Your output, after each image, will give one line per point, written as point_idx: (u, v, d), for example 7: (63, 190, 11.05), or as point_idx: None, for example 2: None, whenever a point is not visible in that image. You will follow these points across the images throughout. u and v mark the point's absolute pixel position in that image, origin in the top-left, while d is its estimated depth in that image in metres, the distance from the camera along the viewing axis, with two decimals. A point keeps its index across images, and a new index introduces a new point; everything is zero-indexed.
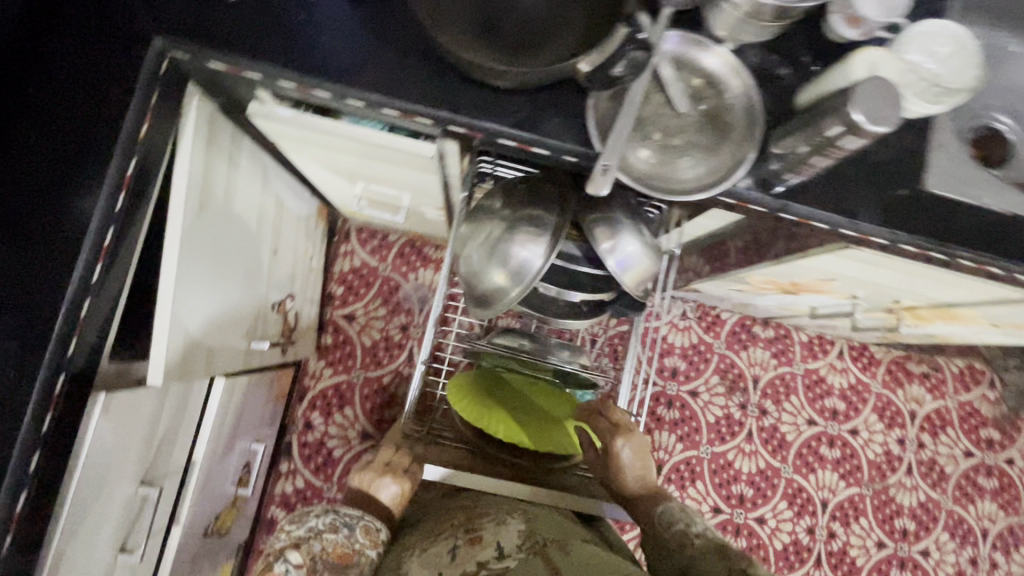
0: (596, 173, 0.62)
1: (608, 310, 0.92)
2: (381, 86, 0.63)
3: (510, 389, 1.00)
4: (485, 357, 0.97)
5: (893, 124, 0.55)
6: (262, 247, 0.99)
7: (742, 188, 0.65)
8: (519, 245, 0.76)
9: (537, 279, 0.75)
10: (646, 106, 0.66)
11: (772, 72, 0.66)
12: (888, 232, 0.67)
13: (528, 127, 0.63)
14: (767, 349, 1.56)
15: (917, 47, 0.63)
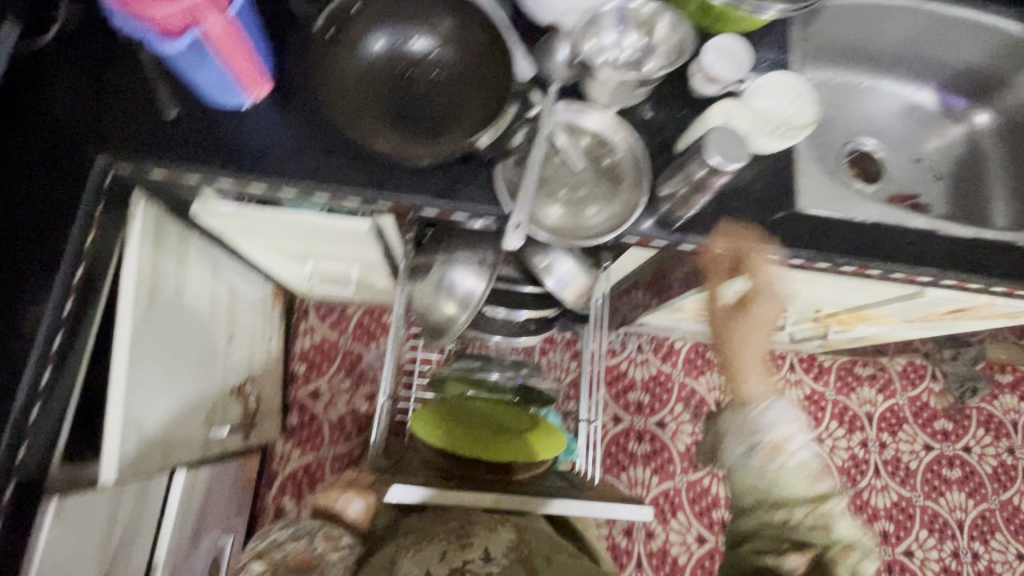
0: (510, 229, 0.70)
1: (554, 327, 1.05)
2: (311, 176, 0.70)
3: (467, 414, 1.01)
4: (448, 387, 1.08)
5: (744, 160, 0.65)
6: (216, 334, 1.02)
7: (641, 227, 0.75)
8: (460, 276, 0.84)
9: (481, 303, 0.82)
10: (548, 167, 0.75)
11: (651, 128, 0.77)
12: (775, 250, 0.76)
13: (447, 196, 0.71)
14: (723, 371, 1.62)
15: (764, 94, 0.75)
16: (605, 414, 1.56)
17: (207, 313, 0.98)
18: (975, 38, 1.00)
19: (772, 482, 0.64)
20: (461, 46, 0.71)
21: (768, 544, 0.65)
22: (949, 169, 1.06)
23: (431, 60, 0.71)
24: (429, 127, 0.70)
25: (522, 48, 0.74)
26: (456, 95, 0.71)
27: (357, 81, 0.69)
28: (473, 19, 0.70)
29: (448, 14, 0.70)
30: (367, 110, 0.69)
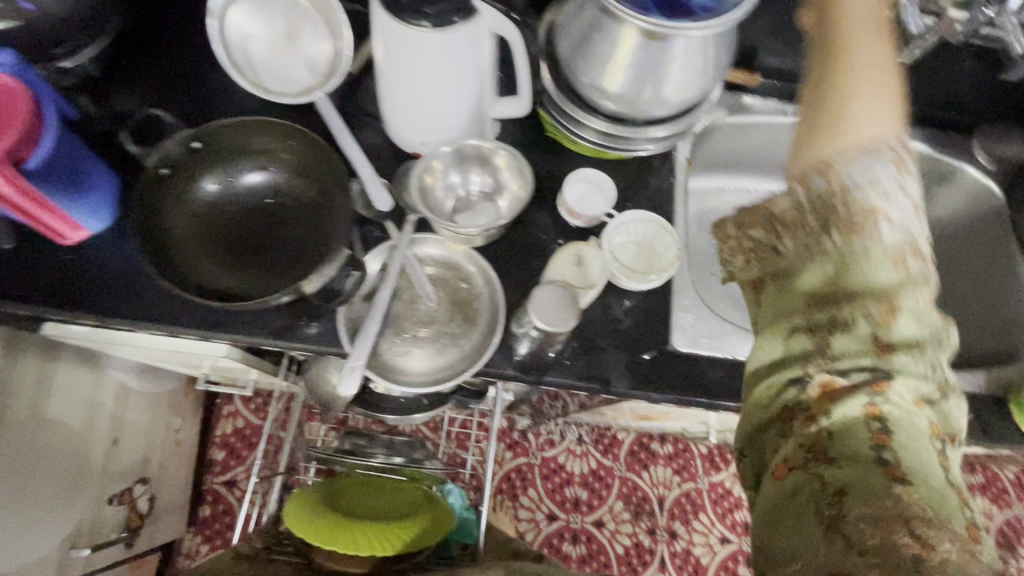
0: (344, 373, 0.65)
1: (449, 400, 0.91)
2: (142, 314, 0.67)
3: (338, 502, 0.90)
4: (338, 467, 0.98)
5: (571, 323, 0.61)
6: (95, 441, 0.98)
7: (498, 367, 0.70)
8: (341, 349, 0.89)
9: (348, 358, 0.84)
10: (400, 303, 0.72)
11: (517, 259, 0.74)
12: (643, 392, 0.71)
13: (287, 335, 0.69)
14: (668, 466, 1.53)
15: (625, 231, 0.76)
16: (539, 511, 1.48)
17: (81, 422, 0.95)
18: None
19: (847, 283, 0.47)
20: (309, 182, 0.71)
21: (791, 304, 0.50)
22: None
23: (277, 193, 0.70)
24: (267, 270, 0.68)
25: (379, 181, 0.73)
26: (302, 231, 0.70)
27: (195, 216, 0.67)
28: (322, 155, 0.69)
29: (297, 149, 0.70)
30: (203, 246, 0.66)
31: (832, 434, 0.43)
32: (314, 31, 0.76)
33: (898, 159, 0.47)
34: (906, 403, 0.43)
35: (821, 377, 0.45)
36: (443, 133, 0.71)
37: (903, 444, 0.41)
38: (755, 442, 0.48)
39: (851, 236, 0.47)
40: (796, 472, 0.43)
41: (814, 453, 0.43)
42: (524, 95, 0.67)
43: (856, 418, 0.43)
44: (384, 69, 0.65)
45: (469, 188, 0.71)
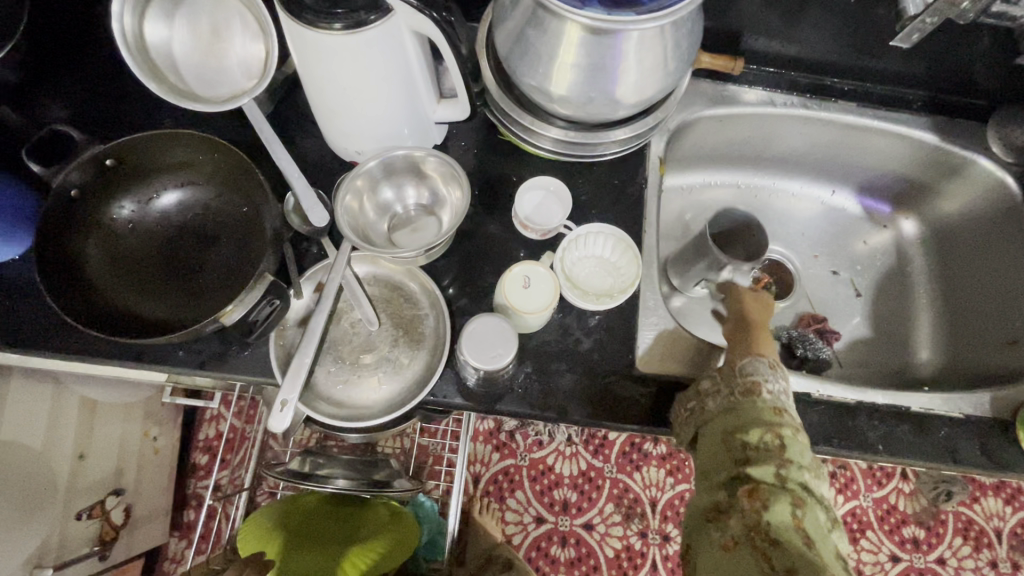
0: (274, 410, 0.59)
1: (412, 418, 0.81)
2: (60, 344, 0.62)
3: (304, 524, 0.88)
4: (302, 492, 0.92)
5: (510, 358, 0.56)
6: (57, 456, 0.96)
7: (444, 396, 0.65)
8: None
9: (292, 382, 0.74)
10: (339, 327, 0.66)
11: (469, 276, 0.69)
12: (603, 421, 0.65)
13: (217, 364, 0.64)
14: (661, 467, 1.48)
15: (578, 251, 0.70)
16: (527, 513, 1.44)
17: (39, 441, 0.93)
18: (888, 144, 0.84)
19: (736, 408, 0.55)
20: (238, 199, 0.65)
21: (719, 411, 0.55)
22: (870, 285, 0.93)
23: (202, 213, 0.66)
24: (191, 295, 0.63)
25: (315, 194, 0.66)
26: (231, 252, 0.65)
27: (110, 241, 0.62)
28: (245, 170, 0.64)
29: (220, 164, 0.64)
30: (119, 273, 0.62)
31: (768, 521, 0.48)
32: (244, 29, 0.70)
33: (772, 364, 0.58)
34: (819, 510, 0.49)
35: (744, 481, 0.50)
36: (381, 142, 0.65)
37: (815, 532, 0.48)
38: (698, 533, 0.51)
39: (738, 381, 0.56)
40: (744, 549, 0.47)
41: (756, 538, 0.47)
42: (462, 97, 0.61)
43: (786, 514, 0.48)
44: (306, 77, 0.59)
45: (407, 204, 0.66)
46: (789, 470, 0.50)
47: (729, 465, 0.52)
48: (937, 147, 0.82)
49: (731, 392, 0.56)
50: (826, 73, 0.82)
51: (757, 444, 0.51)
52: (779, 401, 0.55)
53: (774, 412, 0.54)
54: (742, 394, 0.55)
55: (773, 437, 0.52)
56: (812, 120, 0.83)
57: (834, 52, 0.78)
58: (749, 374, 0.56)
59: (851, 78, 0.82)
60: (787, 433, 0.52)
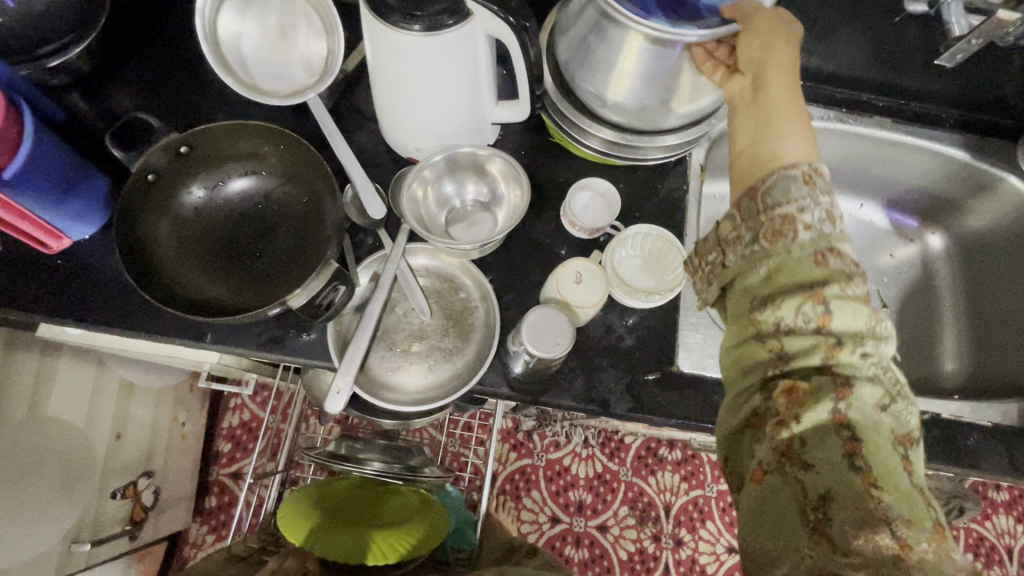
0: (331, 392, 0.62)
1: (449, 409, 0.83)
2: (130, 321, 0.65)
3: (343, 504, 0.90)
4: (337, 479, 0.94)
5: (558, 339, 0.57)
6: (96, 435, 0.99)
7: (492, 386, 0.67)
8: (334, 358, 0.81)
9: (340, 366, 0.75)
10: (391, 316, 0.69)
11: (517, 271, 0.71)
12: (644, 416, 0.67)
13: (275, 347, 0.66)
14: (676, 472, 1.50)
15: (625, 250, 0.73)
16: (542, 513, 1.46)
17: (82, 420, 0.95)
18: (921, 160, 0.87)
19: (775, 266, 0.49)
20: (300, 190, 0.68)
21: (741, 306, 0.51)
22: (896, 296, 0.95)
23: (265, 201, 0.69)
24: (254, 280, 0.66)
25: (373, 187, 0.69)
26: (292, 240, 0.68)
27: (179, 224, 0.65)
28: (311, 163, 0.67)
29: (286, 156, 0.68)
30: (188, 256, 0.64)
31: (805, 439, 0.44)
32: (310, 29, 0.73)
33: (808, 175, 0.50)
34: (869, 401, 0.44)
35: (783, 381, 0.47)
36: (439, 139, 0.68)
37: (863, 428, 0.44)
38: (735, 444, 0.49)
39: (764, 221, 0.51)
40: (773, 474, 0.44)
41: (786, 459, 0.44)
42: (522, 101, 0.64)
43: (824, 417, 0.44)
44: (375, 75, 0.62)
45: (464, 199, 0.68)
46: (837, 362, 0.45)
47: (763, 371, 0.48)
48: (969, 164, 0.85)
49: (756, 238, 0.51)
50: (860, 89, 0.85)
51: (797, 342, 0.47)
52: (826, 242, 0.48)
53: (816, 262, 0.48)
54: (772, 231, 0.50)
55: (814, 305, 0.46)
56: (848, 134, 0.85)
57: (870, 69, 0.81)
58: (778, 193, 0.50)
59: (884, 94, 0.85)
60: (831, 292, 0.46)
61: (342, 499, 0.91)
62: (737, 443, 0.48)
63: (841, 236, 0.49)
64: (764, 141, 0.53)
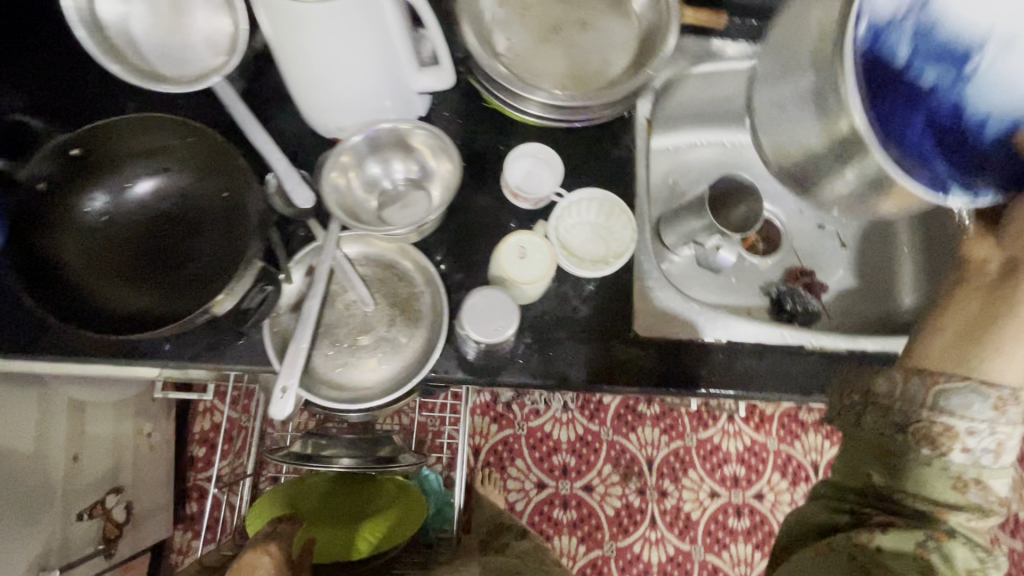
0: (275, 397, 0.59)
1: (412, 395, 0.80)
2: (48, 344, 0.60)
3: (317, 501, 0.88)
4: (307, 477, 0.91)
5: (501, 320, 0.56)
6: (51, 460, 0.94)
7: (445, 371, 0.65)
8: None
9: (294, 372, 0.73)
10: (332, 310, 0.65)
11: (461, 248, 0.68)
12: (605, 386, 0.66)
13: (211, 355, 0.62)
14: (655, 426, 1.52)
15: (573, 217, 0.69)
16: (528, 480, 1.48)
17: (32, 447, 0.91)
18: None
19: (905, 463, 0.48)
20: (218, 183, 0.62)
21: (859, 457, 0.51)
22: (855, 235, 0.93)
23: (181, 200, 0.63)
24: (179, 287, 0.61)
25: (296, 173, 0.64)
26: (216, 240, 0.62)
27: (85, 232, 0.59)
28: (222, 152, 0.61)
29: (195, 148, 0.61)
30: (100, 266, 0.59)
31: (881, 548, 0.44)
32: (207, 2, 0.66)
33: (1003, 401, 0.47)
34: (960, 561, 0.44)
35: (885, 515, 0.47)
36: (362, 115, 0.63)
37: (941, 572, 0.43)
38: (801, 540, 0.50)
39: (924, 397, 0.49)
40: (839, 554, 0.45)
41: (861, 554, 0.45)
42: (444, 65, 0.59)
43: (909, 547, 0.44)
44: (279, 51, 0.56)
45: (394, 179, 0.64)
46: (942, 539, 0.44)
47: (865, 494, 0.49)
48: None
49: (896, 412, 0.50)
50: None
51: (906, 501, 0.47)
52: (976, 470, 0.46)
53: (955, 485, 0.46)
54: (921, 432, 0.48)
55: (948, 479, 0.46)
56: None
57: None
58: (941, 402, 0.48)
59: None
60: (955, 516, 0.45)
61: (315, 495, 0.89)
62: (803, 539, 0.50)
63: (994, 471, 0.46)
64: (942, 362, 0.51)
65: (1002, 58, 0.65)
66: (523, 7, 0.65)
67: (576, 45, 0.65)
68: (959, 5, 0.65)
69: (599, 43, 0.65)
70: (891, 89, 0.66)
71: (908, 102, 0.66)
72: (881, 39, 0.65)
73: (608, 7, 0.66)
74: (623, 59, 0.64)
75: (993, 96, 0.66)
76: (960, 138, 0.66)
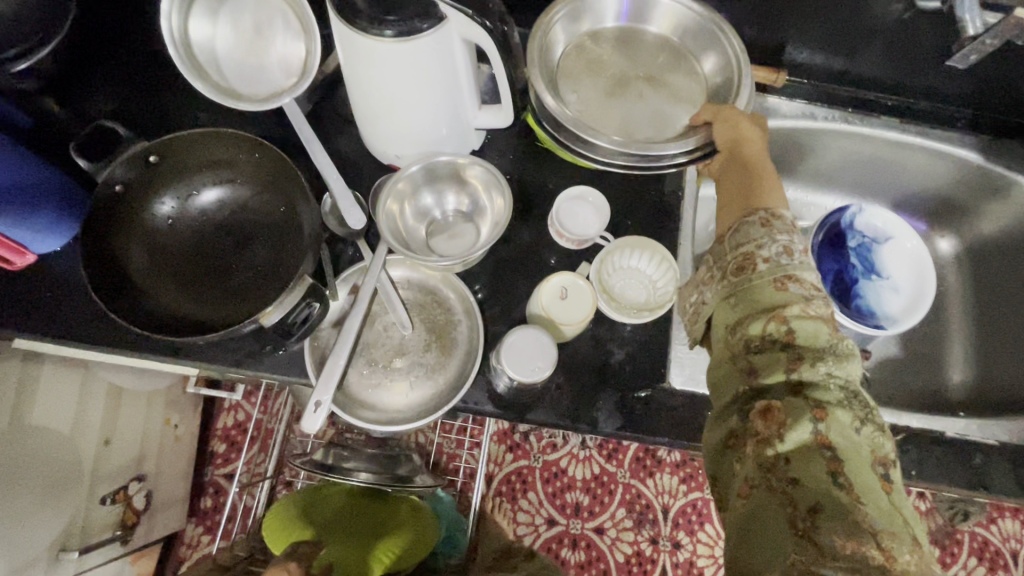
0: (308, 410, 0.60)
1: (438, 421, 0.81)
2: (106, 337, 0.64)
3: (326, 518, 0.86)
4: (320, 494, 0.90)
5: (543, 365, 0.59)
6: (84, 443, 0.98)
7: (475, 403, 0.65)
8: None
9: None
10: (371, 331, 0.66)
11: (503, 281, 0.69)
12: (633, 436, 0.65)
13: (253, 362, 0.64)
14: (674, 475, 1.48)
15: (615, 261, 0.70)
16: (539, 515, 1.45)
17: (68, 427, 0.94)
18: (928, 162, 0.83)
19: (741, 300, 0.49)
20: (277, 199, 0.65)
21: (724, 351, 0.50)
22: None
23: (238, 212, 0.66)
24: (229, 295, 0.63)
25: (351, 195, 0.66)
26: (268, 253, 0.65)
27: (149, 237, 0.63)
28: (284, 171, 0.63)
29: (259, 164, 0.64)
30: (157, 269, 0.62)
31: (786, 454, 0.42)
32: (287, 29, 0.69)
33: (767, 220, 0.52)
34: (846, 425, 0.42)
35: (760, 403, 0.45)
36: (420, 148, 0.65)
37: (845, 451, 0.42)
38: (719, 463, 0.47)
39: (732, 257, 0.52)
40: (760, 492, 0.42)
41: (774, 477, 0.42)
42: (505, 105, 0.61)
43: (804, 437, 0.42)
44: (351, 83, 0.59)
45: (445, 209, 0.67)
46: (800, 371, 0.44)
47: (741, 389, 0.47)
48: (980, 168, 0.81)
49: (727, 270, 0.52)
50: (868, 89, 0.81)
51: (758, 347, 0.46)
52: (784, 268, 0.49)
53: (776, 288, 0.48)
54: (737, 271, 0.50)
55: (778, 325, 0.46)
56: (850, 136, 0.82)
57: (881, 68, 0.77)
58: (741, 244, 0.52)
59: (890, 95, 0.81)
60: (791, 313, 0.46)
61: (327, 509, 0.88)
62: (719, 467, 0.47)
63: (799, 265, 0.48)
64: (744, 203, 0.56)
65: (891, 296, 0.79)
66: (589, 59, 0.67)
67: (641, 98, 0.66)
68: (899, 262, 0.80)
69: (661, 98, 0.66)
70: (836, 254, 0.80)
71: (834, 269, 0.80)
72: (848, 230, 0.80)
73: (673, 64, 0.67)
74: (686, 115, 0.65)
75: (883, 309, 0.78)
76: (844, 299, 0.79)
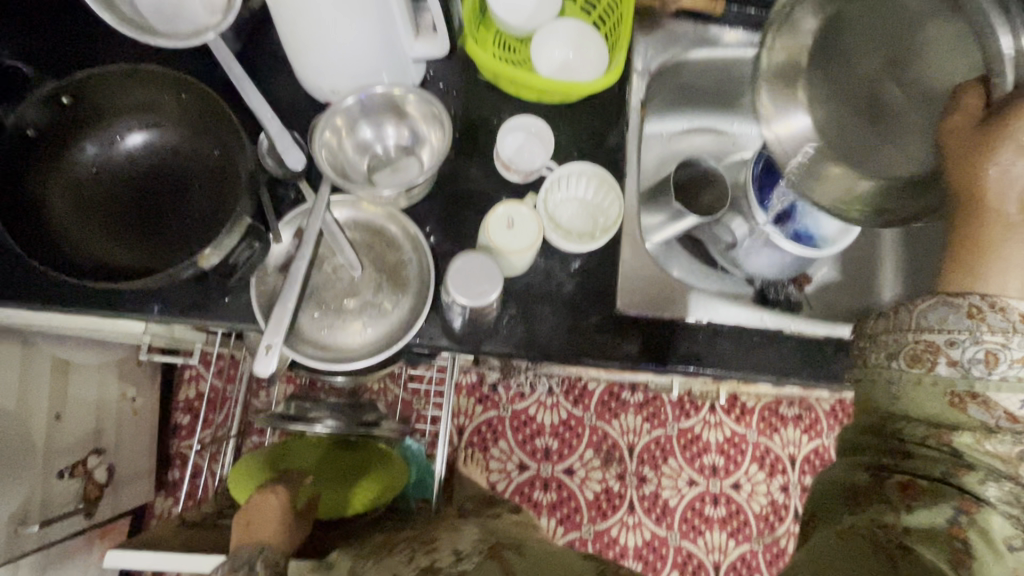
0: (259, 353, 0.59)
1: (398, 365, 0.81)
2: (38, 294, 0.61)
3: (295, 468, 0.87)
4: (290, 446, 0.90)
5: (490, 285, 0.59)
6: (32, 419, 0.94)
7: (429, 340, 0.65)
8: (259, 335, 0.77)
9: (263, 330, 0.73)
10: (320, 274, 0.65)
11: (452, 218, 0.69)
12: (586, 362, 0.67)
13: (197, 312, 0.63)
14: (638, 414, 1.55)
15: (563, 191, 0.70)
16: (510, 461, 1.49)
17: (13, 402, 0.90)
18: None
19: (904, 388, 0.44)
20: (209, 141, 0.62)
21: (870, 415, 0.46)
22: None
23: (169, 155, 0.63)
24: (163, 242, 0.61)
25: (288, 135, 0.63)
26: (204, 200, 0.62)
27: (72, 182, 0.60)
28: (214, 111, 0.60)
29: (186, 104, 0.61)
30: (85, 214, 0.60)
31: (908, 529, 0.40)
32: None
33: (978, 311, 0.40)
34: (998, 531, 0.38)
35: (897, 474, 0.42)
36: (357, 81, 0.63)
37: (981, 550, 0.38)
38: (822, 510, 0.45)
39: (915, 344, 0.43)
40: (860, 540, 0.41)
41: (880, 537, 0.40)
42: (440, 30, 0.59)
43: (936, 523, 0.39)
44: (276, 11, 0.56)
45: (386, 143, 0.66)
46: (963, 477, 0.40)
47: (879, 455, 0.44)
48: None
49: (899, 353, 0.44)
50: None
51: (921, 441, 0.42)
52: (974, 382, 0.41)
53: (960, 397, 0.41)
54: (915, 361, 0.43)
55: (945, 440, 0.41)
56: None
57: None
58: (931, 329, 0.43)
59: None
60: (968, 436, 0.40)
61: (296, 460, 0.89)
62: (823, 505, 0.45)
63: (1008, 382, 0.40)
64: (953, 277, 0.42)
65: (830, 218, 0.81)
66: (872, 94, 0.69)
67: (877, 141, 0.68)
68: None
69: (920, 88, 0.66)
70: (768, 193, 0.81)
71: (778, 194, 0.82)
72: None
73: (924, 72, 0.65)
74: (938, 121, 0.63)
75: (822, 231, 0.80)
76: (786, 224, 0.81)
